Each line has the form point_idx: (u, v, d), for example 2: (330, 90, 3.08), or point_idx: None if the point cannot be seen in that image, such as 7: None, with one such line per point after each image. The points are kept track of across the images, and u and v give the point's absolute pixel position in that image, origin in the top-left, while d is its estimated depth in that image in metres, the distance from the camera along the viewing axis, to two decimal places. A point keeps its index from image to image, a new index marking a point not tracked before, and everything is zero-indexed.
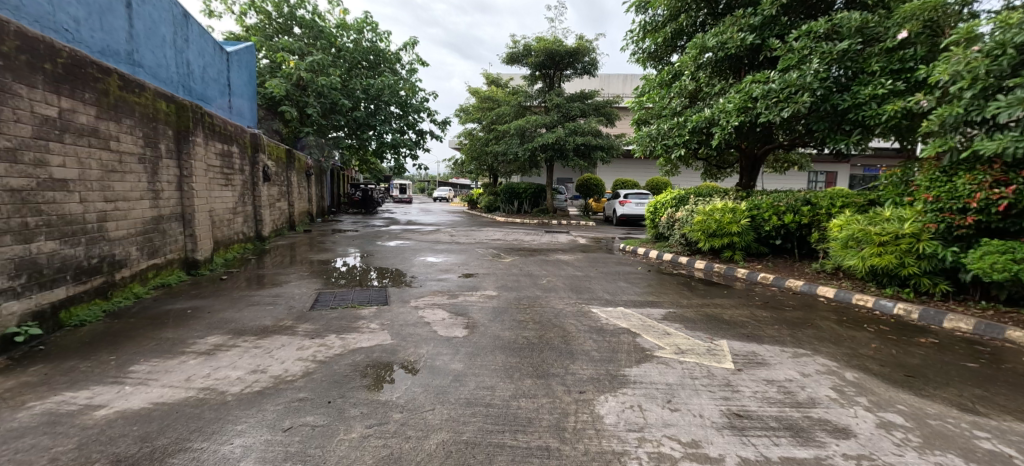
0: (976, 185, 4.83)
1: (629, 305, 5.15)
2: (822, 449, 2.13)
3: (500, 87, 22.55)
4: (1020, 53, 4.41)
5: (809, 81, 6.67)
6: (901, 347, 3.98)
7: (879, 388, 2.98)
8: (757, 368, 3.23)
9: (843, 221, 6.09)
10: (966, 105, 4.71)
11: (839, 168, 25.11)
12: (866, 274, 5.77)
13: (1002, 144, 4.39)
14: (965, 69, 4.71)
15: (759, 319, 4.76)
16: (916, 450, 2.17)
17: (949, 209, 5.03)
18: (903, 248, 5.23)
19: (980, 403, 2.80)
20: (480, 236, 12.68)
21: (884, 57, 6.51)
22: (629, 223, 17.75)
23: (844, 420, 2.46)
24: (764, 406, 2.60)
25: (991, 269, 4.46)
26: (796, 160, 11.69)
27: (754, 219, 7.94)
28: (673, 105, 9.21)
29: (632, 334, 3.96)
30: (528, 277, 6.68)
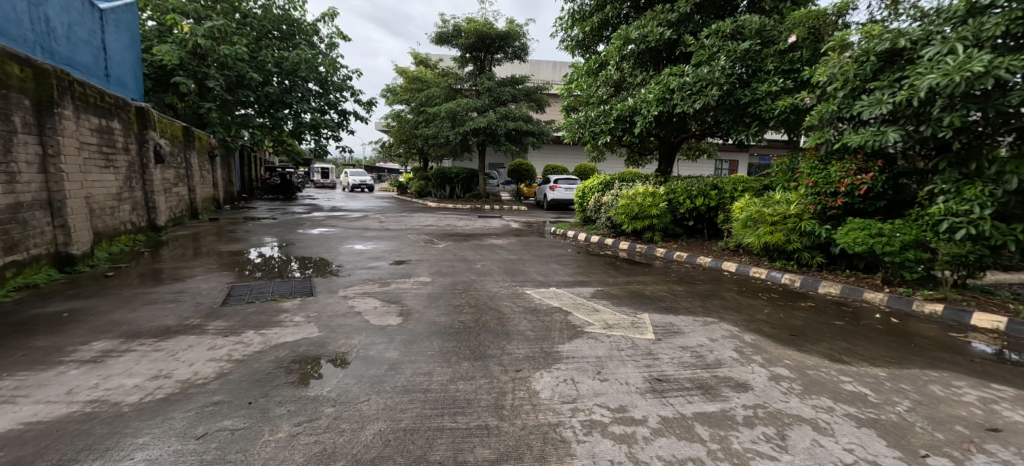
0: (845, 172, 5.67)
1: (561, 286, 5.38)
2: (726, 402, 2.44)
3: (429, 67, 21.89)
4: (879, 60, 5.20)
5: (718, 76, 7.34)
6: (788, 311, 4.63)
7: (771, 347, 3.46)
8: (674, 337, 3.58)
9: (744, 204, 6.83)
10: (839, 104, 5.47)
11: (739, 156, 28.03)
12: (761, 250, 6.58)
13: (863, 138, 5.15)
14: (839, 72, 5.45)
15: (675, 293, 5.25)
16: (798, 397, 2.57)
17: (825, 193, 5.88)
18: (790, 227, 6.04)
19: (845, 354, 3.37)
20: (411, 222, 12.37)
21: (777, 58, 7.34)
22: (558, 208, 18.33)
23: (743, 376, 2.83)
24: (679, 370, 2.89)
25: (854, 242, 5.31)
26: (705, 148, 12.84)
27: (671, 202, 8.62)
28: (599, 93, 9.60)
29: (565, 313, 4.17)
30: (462, 262, 6.68)
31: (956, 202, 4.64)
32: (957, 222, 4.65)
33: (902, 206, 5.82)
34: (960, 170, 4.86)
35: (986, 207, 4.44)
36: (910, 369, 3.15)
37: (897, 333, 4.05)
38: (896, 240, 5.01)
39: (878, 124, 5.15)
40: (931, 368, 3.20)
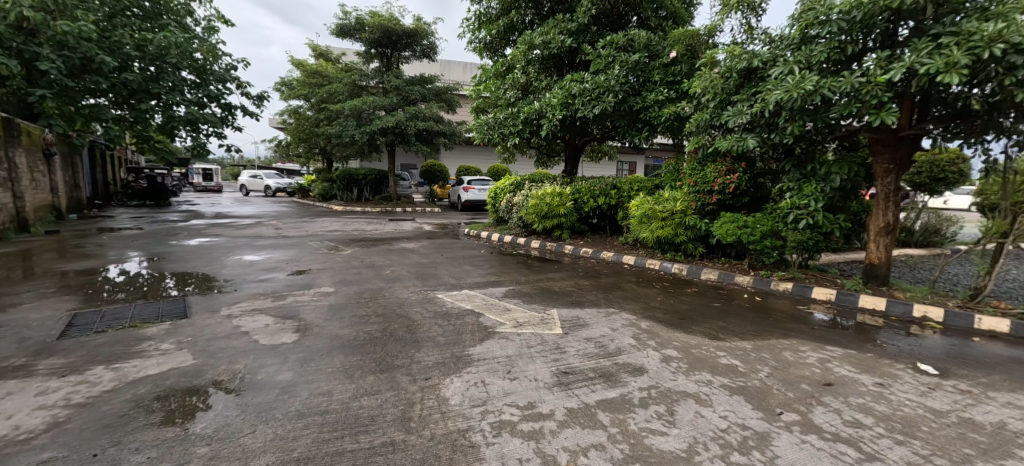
0: (718, 173, 6.47)
1: (473, 287, 5.38)
2: (624, 387, 2.63)
3: (331, 61, 20.52)
4: (740, 76, 5.98)
5: (613, 83, 7.91)
6: (677, 297, 5.14)
7: (663, 331, 3.81)
8: (579, 330, 3.77)
9: (639, 202, 7.44)
10: (711, 113, 6.20)
11: (638, 158, 30.49)
12: (654, 244, 7.25)
13: (729, 143, 5.90)
14: (710, 85, 6.18)
15: (581, 287, 5.54)
16: (685, 375, 2.86)
17: (703, 191, 6.64)
18: (677, 222, 6.73)
19: (723, 332, 3.84)
20: (313, 228, 11.48)
21: (662, 70, 8.12)
22: (473, 209, 18.31)
23: (639, 361, 3.07)
24: (584, 361, 3.06)
25: (726, 234, 6.07)
26: (607, 150, 13.73)
27: (576, 202, 9.09)
28: (507, 96, 9.78)
29: (476, 314, 4.17)
30: (370, 268, 6.36)
31: (799, 197, 5.55)
32: (800, 214, 5.55)
33: (761, 201, 6.82)
34: (801, 171, 5.78)
35: (819, 200, 5.39)
36: (770, 339, 3.70)
37: (761, 310, 4.73)
38: (757, 230, 5.85)
39: (741, 131, 5.94)
40: (786, 337, 3.79)
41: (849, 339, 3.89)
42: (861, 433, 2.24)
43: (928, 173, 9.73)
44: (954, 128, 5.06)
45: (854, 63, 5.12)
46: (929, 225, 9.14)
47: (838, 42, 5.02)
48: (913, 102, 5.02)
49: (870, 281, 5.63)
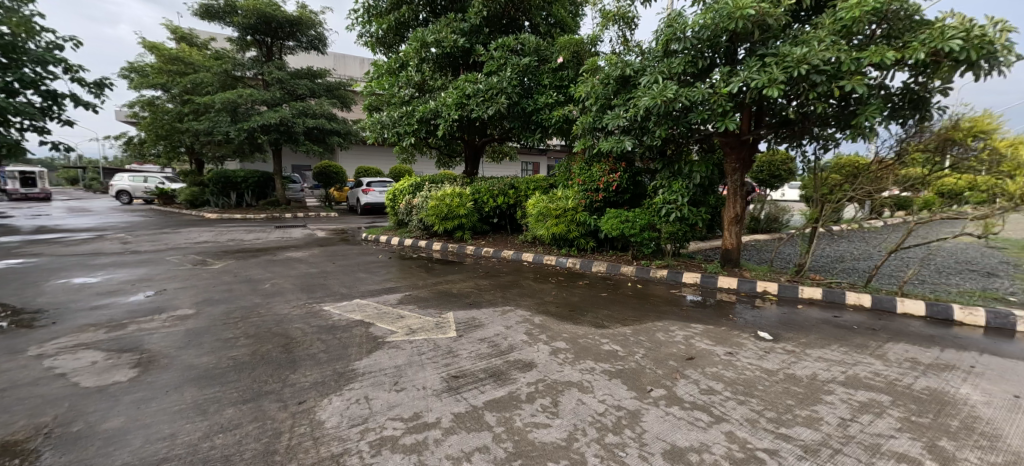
0: (602, 172, 6.97)
1: (365, 296, 5.09)
2: (512, 384, 2.69)
3: (197, 47, 17.88)
4: (618, 83, 6.48)
5: (505, 85, 8.10)
6: (570, 290, 5.43)
7: (554, 325, 3.97)
8: (474, 331, 3.78)
9: (534, 201, 7.70)
10: (594, 117, 6.62)
11: (540, 160, 31.58)
12: (551, 241, 7.58)
13: (611, 144, 6.37)
14: (592, 91, 6.63)
15: (480, 287, 5.56)
16: (570, 364, 3.03)
17: (591, 189, 7.09)
18: (569, 219, 7.12)
19: (608, 320, 4.14)
20: (176, 240, 9.92)
21: (551, 74, 8.50)
22: (373, 212, 17.37)
23: (529, 356, 3.17)
24: (476, 362, 3.06)
25: (611, 228, 6.57)
26: (507, 150, 13.97)
27: (476, 202, 9.11)
28: (402, 94, 9.41)
29: (366, 325, 3.95)
30: (246, 283, 5.68)
31: (669, 193, 6.23)
32: (671, 208, 6.23)
33: (640, 197, 7.51)
34: (670, 170, 6.48)
35: (685, 196, 6.11)
36: (647, 323, 4.08)
37: (641, 296, 5.21)
38: (637, 224, 6.43)
39: (620, 133, 6.43)
40: (660, 320, 4.21)
41: (710, 316, 4.46)
42: (713, 398, 2.58)
43: (766, 171, 11.87)
44: (781, 133, 6.07)
45: (706, 75, 5.84)
46: (771, 214, 10.93)
47: (692, 56, 5.69)
48: (751, 111, 5.92)
49: (726, 264, 6.54)
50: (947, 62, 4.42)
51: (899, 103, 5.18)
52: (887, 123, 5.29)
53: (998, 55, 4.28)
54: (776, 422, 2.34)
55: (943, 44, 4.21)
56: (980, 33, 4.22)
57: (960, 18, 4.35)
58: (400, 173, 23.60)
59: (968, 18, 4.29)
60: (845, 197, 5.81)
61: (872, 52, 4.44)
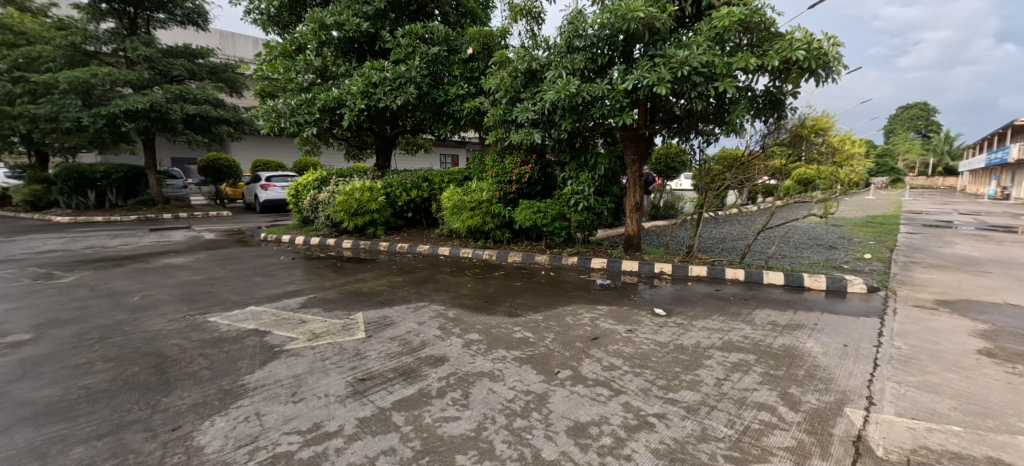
0: (514, 164, 7.07)
1: (262, 302, 4.65)
2: (422, 381, 2.64)
3: (31, 13, 14.72)
4: (525, 76, 6.57)
5: (414, 75, 7.89)
6: (485, 282, 5.47)
7: (468, 317, 3.98)
8: (384, 330, 3.64)
9: (449, 193, 7.60)
10: (504, 109, 6.65)
11: (460, 152, 31.09)
12: (467, 233, 7.56)
13: (521, 137, 6.44)
14: (500, 83, 6.66)
15: (393, 285, 5.37)
16: (482, 355, 3.06)
17: (504, 181, 7.15)
18: (484, 211, 7.15)
19: (522, 308, 4.25)
20: (12, 250, 8.18)
21: (461, 65, 8.40)
22: (274, 209, 15.86)
23: (441, 351, 3.15)
24: (385, 363, 2.96)
25: (525, 219, 6.73)
26: (422, 142, 13.53)
27: (388, 196, 8.73)
28: (300, 79, 8.62)
29: (262, 334, 3.61)
30: (109, 297, 4.87)
31: (577, 184, 6.53)
32: (579, 198, 6.54)
33: (551, 188, 7.72)
34: (577, 162, 6.77)
35: (591, 186, 6.45)
36: (557, 308, 4.27)
37: (553, 283, 5.42)
38: (549, 214, 6.66)
39: (529, 126, 6.54)
40: (570, 304, 4.43)
41: (614, 297, 4.80)
42: (613, 374, 2.78)
43: (664, 163, 13.14)
44: (672, 128, 6.63)
45: (605, 72, 6.15)
46: (669, 202, 11.99)
47: (592, 54, 5.96)
48: (646, 107, 6.38)
49: (629, 249, 7.04)
50: (795, 69, 5.17)
51: (762, 103, 5.94)
52: (754, 120, 6.05)
53: (830, 65, 5.11)
54: (666, 389, 2.59)
55: (791, 53, 4.93)
56: (817, 46, 5.00)
57: (803, 32, 5.10)
58: (304, 166, 21.51)
59: (809, 32, 5.05)
60: (723, 186, 6.59)
61: (739, 58, 5.04)
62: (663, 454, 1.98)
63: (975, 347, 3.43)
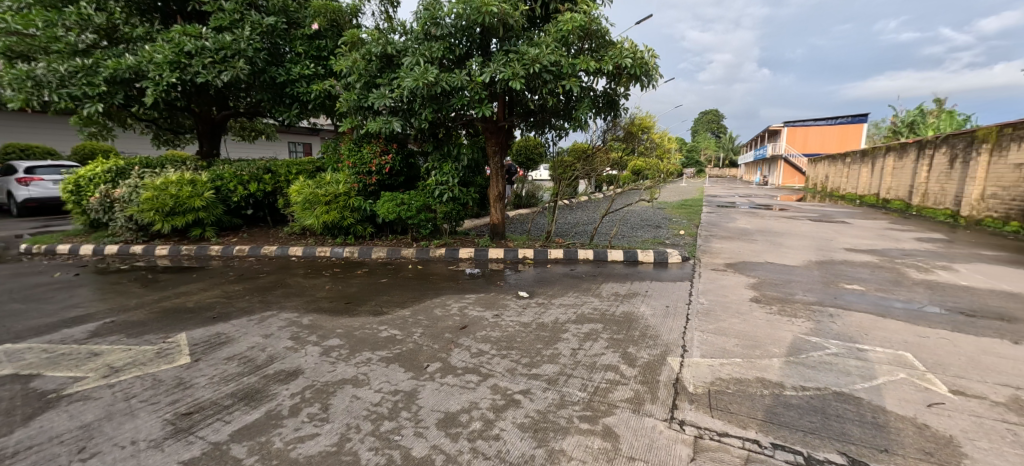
0: (373, 154, 6.61)
1: (30, 336, 3.55)
2: (269, 403, 2.34)
3: None
4: (381, 61, 6.19)
5: (244, 47, 6.78)
6: (345, 281, 5.08)
7: (326, 322, 3.65)
8: (218, 350, 3.12)
9: (298, 186, 6.81)
10: (359, 94, 6.14)
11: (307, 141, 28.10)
12: (323, 230, 6.95)
13: (379, 126, 6.00)
14: (353, 66, 6.15)
15: (228, 295, 4.62)
16: (343, 361, 2.84)
17: (363, 172, 6.65)
18: (341, 205, 6.61)
19: (387, 305, 4.08)
20: None
21: (305, 42, 7.55)
22: (43, 210, 12.18)
23: (293, 364, 2.83)
24: (220, 388, 2.54)
25: (388, 212, 6.42)
26: (261, 128, 11.89)
27: (219, 191, 7.43)
28: (73, 39, 6.81)
29: (29, 378, 2.76)
30: None
31: (440, 175, 6.45)
32: (444, 189, 6.48)
33: (415, 179, 7.42)
34: (440, 152, 6.67)
35: (455, 177, 6.44)
36: (425, 301, 4.21)
37: (421, 277, 5.32)
38: (413, 206, 6.46)
39: (388, 114, 6.16)
40: (437, 296, 4.40)
41: (482, 285, 4.93)
42: (481, 359, 2.86)
43: (524, 154, 13.87)
44: (529, 121, 6.95)
45: (464, 63, 6.14)
46: (529, 191, 12.74)
47: (450, 44, 5.89)
48: (504, 100, 6.60)
49: (495, 238, 7.27)
50: (625, 74, 5.90)
51: (602, 103, 6.65)
52: (596, 118, 6.74)
53: (651, 74, 5.98)
54: (529, 366, 2.77)
55: (621, 60, 5.61)
56: (640, 56, 5.79)
57: (631, 43, 5.84)
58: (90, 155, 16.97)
59: (635, 43, 5.81)
60: (574, 176, 7.19)
61: (582, 61, 5.54)
62: (528, 427, 2.12)
63: (750, 297, 4.45)
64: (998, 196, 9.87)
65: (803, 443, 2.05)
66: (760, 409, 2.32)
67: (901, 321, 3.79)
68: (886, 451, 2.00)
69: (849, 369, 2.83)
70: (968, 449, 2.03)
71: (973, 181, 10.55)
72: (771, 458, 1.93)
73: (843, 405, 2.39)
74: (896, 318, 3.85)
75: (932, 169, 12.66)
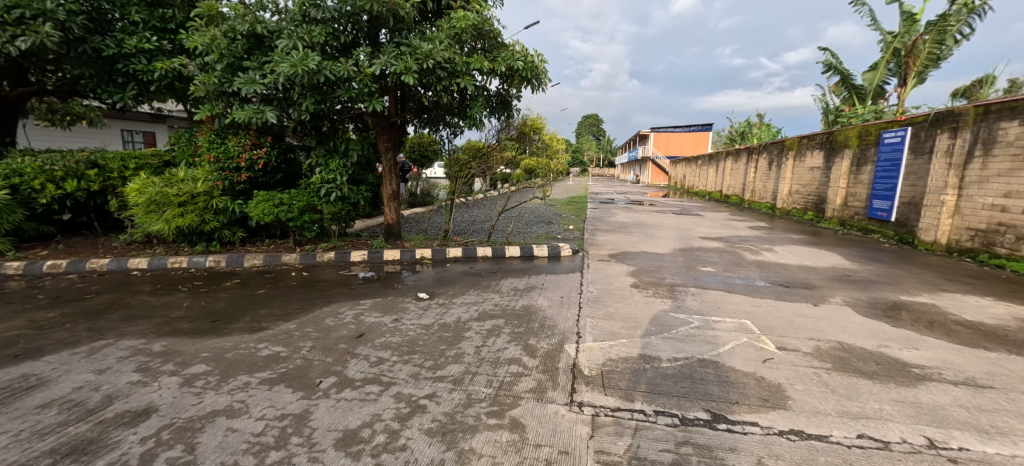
0: (242, 147, 5.76)
1: None
2: (114, 453, 1.94)
3: None
4: (248, 41, 5.48)
5: (52, 8, 5.46)
6: (211, 295, 4.41)
7: (186, 345, 3.12)
8: (28, 395, 2.46)
9: (140, 184, 5.74)
10: (220, 78, 5.34)
11: None
12: (177, 236, 6.02)
13: (248, 115, 5.30)
14: (211, 44, 5.33)
15: (41, 323, 3.67)
16: (213, 389, 2.46)
17: (228, 168, 5.78)
18: (201, 207, 5.72)
19: (265, 320, 3.64)
20: None
21: (144, 9, 6.17)
22: None
23: (145, 400, 2.37)
24: (38, 444, 2.02)
25: (263, 214, 5.75)
26: (80, 111, 9.86)
27: (21, 190, 5.88)
28: None
29: None
30: None
31: (326, 172, 5.95)
32: (330, 187, 6.01)
33: (295, 177, 6.69)
34: (325, 147, 6.15)
35: (343, 174, 6.01)
36: (313, 312, 3.86)
37: (307, 284, 4.87)
38: (294, 207, 5.88)
39: (259, 102, 5.47)
40: (328, 305, 4.07)
41: (377, 289, 4.69)
42: (382, 368, 2.72)
43: (417, 152, 13.53)
44: (422, 118, 6.88)
45: (350, 52, 5.72)
46: (425, 189, 12.48)
47: (333, 29, 5.38)
48: (396, 95, 6.34)
49: (390, 238, 6.98)
50: (517, 76, 6.10)
51: (496, 103, 6.76)
52: (490, 117, 6.84)
53: (540, 77, 6.26)
54: (433, 369, 2.72)
55: (513, 63, 5.77)
56: (531, 60, 6.03)
57: (521, 46, 6.04)
58: None
59: (526, 47, 6.02)
60: (470, 174, 7.23)
61: (476, 60, 5.57)
62: (436, 431, 2.08)
63: (631, 283, 4.92)
64: (799, 193, 12.37)
65: (679, 407, 2.34)
66: (644, 382, 2.59)
67: (743, 295, 4.56)
68: (739, 403, 2.39)
69: (710, 339, 3.31)
70: (794, 393, 2.52)
71: (784, 180, 13.09)
72: (654, 424, 2.17)
73: (706, 369, 2.79)
74: (740, 293, 4.61)
75: (758, 170, 15.38)
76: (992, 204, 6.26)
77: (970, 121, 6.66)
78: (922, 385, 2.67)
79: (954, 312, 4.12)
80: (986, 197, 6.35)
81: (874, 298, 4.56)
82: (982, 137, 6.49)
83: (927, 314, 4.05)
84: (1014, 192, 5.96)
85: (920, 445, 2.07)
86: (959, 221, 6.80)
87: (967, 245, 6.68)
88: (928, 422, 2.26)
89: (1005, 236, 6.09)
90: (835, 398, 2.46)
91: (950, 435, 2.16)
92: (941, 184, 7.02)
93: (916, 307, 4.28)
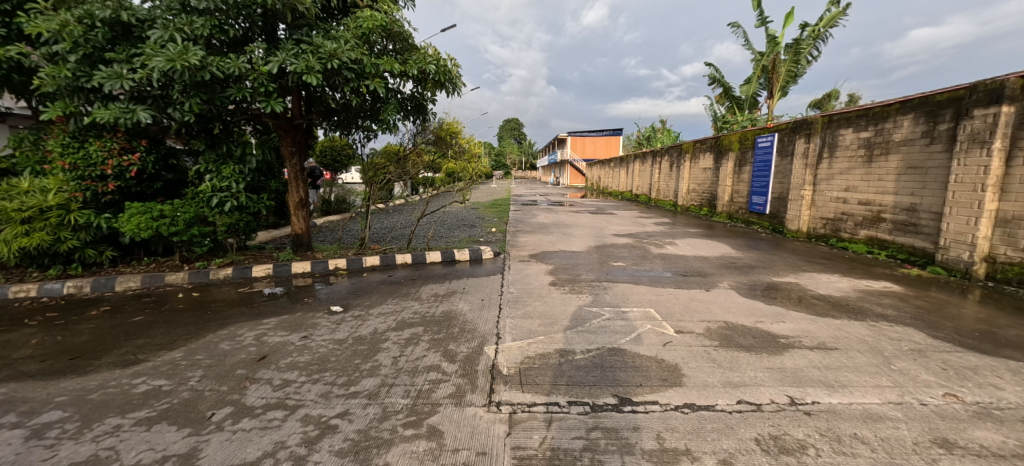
0: (107, 152, 5.00)
1: None
2: None
3: None
4: (111, 29, 4.77)
5: None
6: (71, 328, 3.77)
7: (33, 389, 2.63)
8: None
9: None
10: (74, 71, 4.63)
11: None
12: (21, 259, 5.07)
13: (113, 115, 4.64)
14: (61, 30, 4.57)
15: None
16: (72, 439, 2.11)
17: (89, 177, 4.98)
18: (56, 223, 4.88)
19: (140, 352, 3.20)
20: None
21: None
22: None
23: None
24: None
25: (139, 229, 5.06)
26: None
27: None
28: None
29: None
30: None
31: (217, 179, 5.38)
32: (223, 196, 5.44)
33: (179, 185, 5.93)
34: (215, 152, 5.54)
35: (239, 182, 5.46)
36: (204, 337, 3.47)
37: (198, 306, 4.37)
38: (179, 219, 5.26)
39: (126, 100, 4.79)
40: (223, 328, 3.68)
41: (284, 305, 4.34)
42: (287, 391, 2.53)
43: (330, 156, 12.82)
44: (332, 121, 6.62)
45: (242, 48, 5.24)
46: (340, 196, 11.84)
47: (220, 22, 4.89)
48: (299, 95, 5.93)
49: (299, 249, 6.52)
50: (430, 80, 6.02)
51: (410, 107, 6.61)
52: (404, 121, 6.66)
53: (455, 81, 6.23)
54: (344, 385, 2.59)
55: (425, 66, 5.69)
56: (444, 64, 5.98)
57: (434, 49, 5.99)
58: None
59: (439, 51, 5.97)
60: (386, 179, 7.00)
61: (386, 62, 5.40)
62: (347, 451, 1.99)
63: (549, 281, 5.11)
64: (695, 190, 13.70)
65: (589, 395, 2.48)
66: (561, 376, 2.70)
67: (648, 285, 4.95)
68: (642, 385, 2.59)
69: (620, 328, 3.56)
70: (689, 371, 2.79)
71: (682, 179, 14.42)
72: (568, 414, 2.28)
73: (615, 357, 3.00)
74: (645, 284, 5.01)
75: (661, 171, 16.77)
76: (837, 197, 7.47)
77: (819, 129, 7.89)
78: (788, 352, 3.11)
79: (812, 288, 4.87)
80: (834, 191, 7.57)
81: (753, 280, 5.22)
82: (828, 141, 7.71)
83: (793, 292, 4.73)
84: (852, 187, 7.16)
85: (785, 403, 2.41)
86: (815, 212, 8.01)
87: (821, 232, 7.88)
88: (791, 383, 2.65)
89: (847, 222, 7.27)
90: (720, 371, 2.78)
91: (807, 392, 2.55)
92: (801, 181, 8.21)
93: (785, 286, 4.97)
